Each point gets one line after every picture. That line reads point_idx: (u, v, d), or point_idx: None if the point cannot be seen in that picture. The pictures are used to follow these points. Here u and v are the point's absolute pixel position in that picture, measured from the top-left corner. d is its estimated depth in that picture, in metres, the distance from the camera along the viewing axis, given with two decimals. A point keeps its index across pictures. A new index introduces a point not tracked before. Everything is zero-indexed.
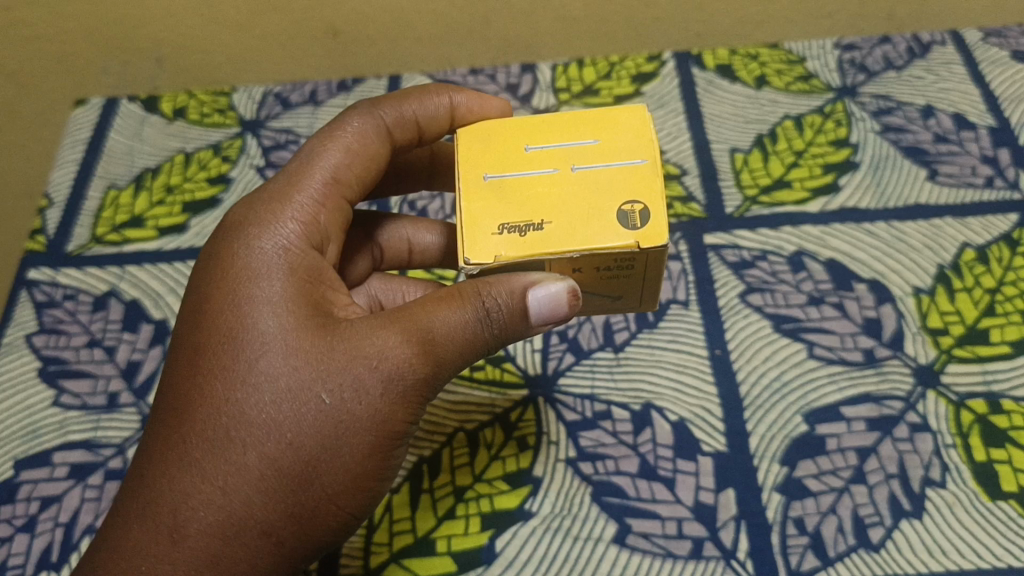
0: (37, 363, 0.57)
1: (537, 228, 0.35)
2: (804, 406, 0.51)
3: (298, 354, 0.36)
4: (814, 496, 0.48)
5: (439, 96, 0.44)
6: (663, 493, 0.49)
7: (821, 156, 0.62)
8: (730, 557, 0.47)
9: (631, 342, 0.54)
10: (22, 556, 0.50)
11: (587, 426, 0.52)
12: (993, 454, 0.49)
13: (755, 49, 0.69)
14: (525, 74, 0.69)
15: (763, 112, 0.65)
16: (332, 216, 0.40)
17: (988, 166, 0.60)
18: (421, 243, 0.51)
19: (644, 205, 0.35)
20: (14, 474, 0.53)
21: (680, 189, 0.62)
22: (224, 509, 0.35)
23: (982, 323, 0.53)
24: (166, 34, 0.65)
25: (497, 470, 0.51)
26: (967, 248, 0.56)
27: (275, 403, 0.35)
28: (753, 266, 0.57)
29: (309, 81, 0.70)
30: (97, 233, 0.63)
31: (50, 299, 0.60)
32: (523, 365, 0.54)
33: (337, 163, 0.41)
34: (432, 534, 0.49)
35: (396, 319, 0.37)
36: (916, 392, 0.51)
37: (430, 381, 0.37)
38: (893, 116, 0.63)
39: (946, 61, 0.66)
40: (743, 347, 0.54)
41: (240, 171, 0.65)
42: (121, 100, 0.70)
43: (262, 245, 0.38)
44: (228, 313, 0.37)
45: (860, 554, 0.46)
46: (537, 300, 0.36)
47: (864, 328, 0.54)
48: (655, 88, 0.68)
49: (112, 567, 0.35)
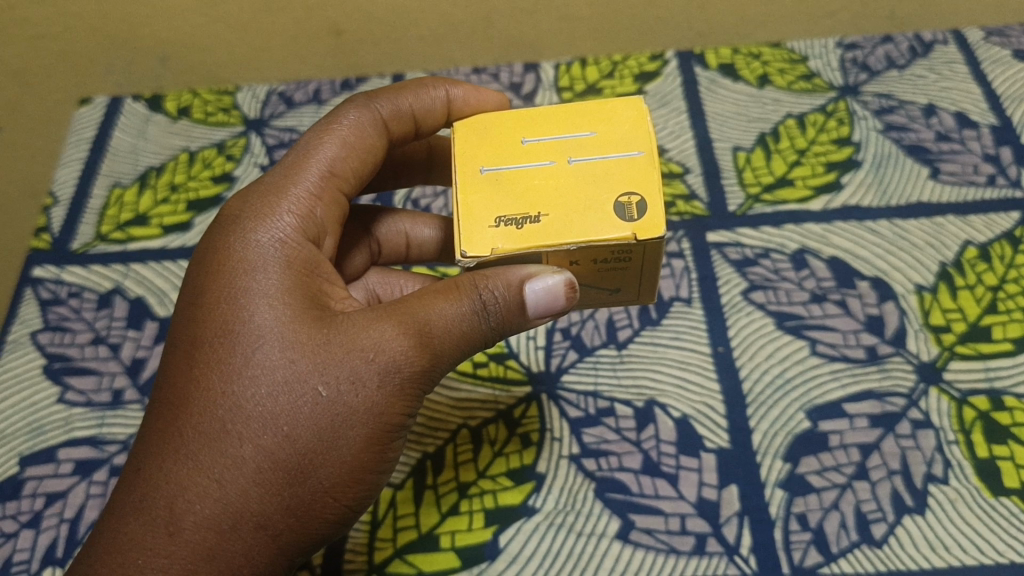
0: (42, 360, 0.57)
1: (534, 220, 0.35)
2: (806, 403, 0.51)
3: (295, 347, 0.36)
4: (817, 492, 0.48)
5: (435, 89, 0.45)
6: (666, 489, 0.49)
7: (823, 154, 0.62)
8: (733, 553, 0.47)
9: (634, 339, 0.54)
10: (27, 551, 0.50)
11: (591, 423, 0.52)
12: (995, 451, 0.49)
13: (757, 49, 0.69)
14: (529, 74, 0.69)
15: (765, 111, 0.65)
16: (328, 209, 0.40)
17: (990, 164, 0.60)
18: (419, 237, 0.51)
19: (641, 197, 0.36)
20: (19, 471, 0.53)
21: (682, 188, 0.62)
22: (222, 501, 0.35)
23: (984, 320, 0.53)
24: (170, 34, 0.65)
25: (500, 466, 0.51)
26: (969, 246, 0.56)
27: (272, 395, 0.36)
28: (756, 263, 0.57)
29: (313, 80, 0.70)
30: (102, 231, 0.63)
31: (55, 296, 0.60)
32: (526, 362, 0.54)
33: (334, 156, 0.41)
34: (436, 530, 0.49)
35: (394, 312, 0.37)
36: (919, 389, 0.51)
37: (427, 373, 0.37)
38: (895, 114, 0.63)
39: (949, 60, 0.66)
40: (745, 344, 0.54)
41: (244, 170, 0.65)
42: (126, 100, 0.71)
43: (258, 238, 0.38)
44: (224, 306, 0.37)
45: (863, 549, 0.46)
46: (534, 292, 0.36)
47: (867, 325, 0.54)
48: (657, 86, 0.68)
49: (108, 561, 0.35)
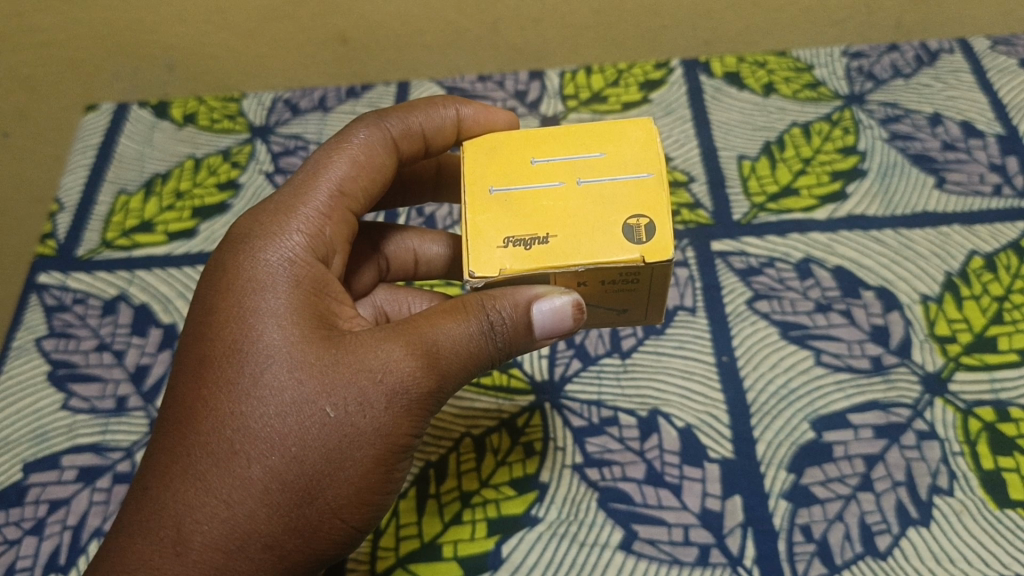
0: (47, 367, 0.57)
1: (542, 241, 0.36)
2: (810, 413, 0.51)
3: (303, 367, 0.36)
4: (822, 503, 0.48)
5: (445, 108, 0.45)
6: (669, 499, 0.49)
7: (829, 163, 0.62)
8: (736, 564, 0.47)
9: (638, 349, 0.54)
10: (31, 558, 0.50)
11: (594, 432, 0.52)
12: (1001, 463, 0.48)
13: (762, 57, 0.69)
14: (534, 81, 0.70)
15: (771, 119, 0.65)
16: (337, 228, 0.41)
17: (996, 174, 0.60)
18: (426, 254, 0.51)
19: (649, 218, 0.36)
20: (23, 477, 0.53)
21: (687, 197, 0.62)
22: (230, 522, 0.35)
23: (990, 331, 0.53)
24: (176, 42, 0.65)
25: (503, 476, 0.51)
26: (975, 256, 0.56)
27: (280, 415, 0.36)
28: (760, 272, 0.57)
29: (318, 88, 0.70)
30: (107, 237, 0.63)
31: (60, 303, 0.60)
32: (529, 371, 0.54)
33: (344, 175, 0.41)
34: (438, 539, 0.49)
35: (402, 332, 0.37)
36: (924, 400, 0.51)
37: (434, 394, 0.37)
38: (900, 124, 0.63)
39: (955, 69, 0.66)
40: (749, 354, 0.54)
41: (250, 177, 0.66)
42: (132, 106, 0.71)
43: (267, 257, 0.38)
44: (233, 325, 0.37)
45: (867, 561, 0.46)
46: (541, 313, 0.36)
47: (872, 335, 0.54)
48: (662, 95, 0.68)
49: None
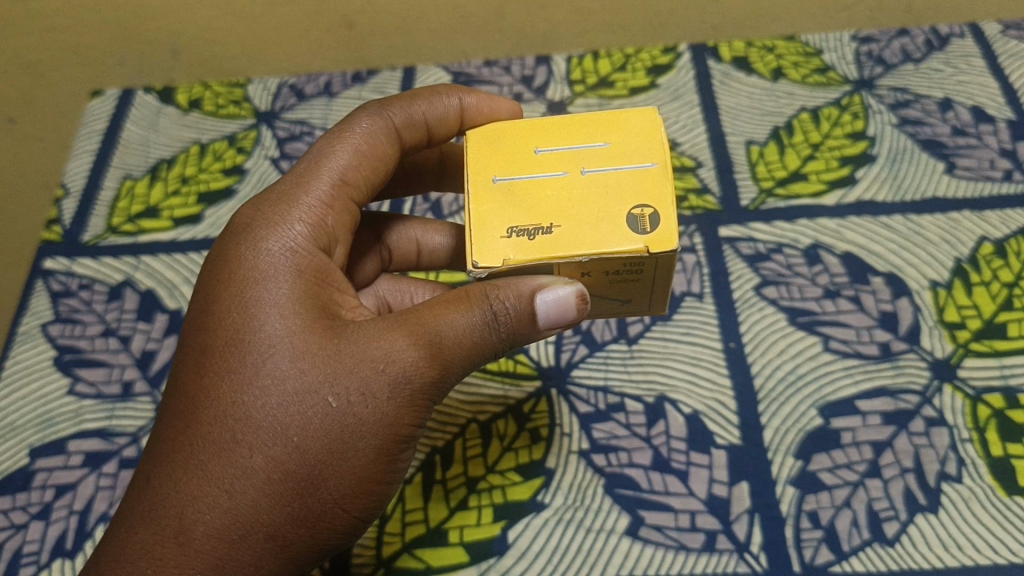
0: (53, 352, 0.57)
1: (546, 232, 0.35)
2: (818, 399, 0.51)
3: (305, 357, 0.36)
4: (829, 490, 0.48)
5: (448, 97, 0.44)
6: (676, 485, 0.49)
7: (838, 148, 0.61)
8: (743, 550, 0.47)
9: (644, 335, 0.54)
10: (37, 543, 0.50)
11: (600, 419, 0.51)
12: (1009, 449, 0.48)
13: (771, 41, 0.68)
14: (540, 66, 0.69)
15: (779, 104, 0.64)
16: (339, 217, 0.40)
17: (1007, 159, 0.59)
18: (429, 245, 0.51)
19: (654, 209, 0.35)
20: (29, 462, 0.53)
21: (694, 182, 0.61)
22: (231, 511, 0.35)
23: (1000, 318, 0.52)
24: (181, 27, 0.65)
25: (509, 462, 0.51)
26: (985, 242, 0.56)
27: (281, 405, 0.35)
28: (768, 258, 0.57)
29: (324, 73, 0.70)
30: (112, 223, 0.63)
31: (66, 289, 0.60)
32: (535, 357, 0.54)
33: (346, 164, 0.41)
34: (443, 525, 0.49)
35: (404, 322, 0.37)
36: (932, 386, 0.50)
37: (437, 384, 0.37)
38: (910, 108, 0.63)
39: (965, 53, 0.65)
40: (757, 340, 0.53)
41: (255, 163, 0.65)
42: (137, 91, 0.71)
43: (270, 247, 0.38)
44: (235, 315, 0.37)
45: (874, 548, 0.46)
46: (544, 303, 0.36)
47: (880, 321, 0.53)
48: (670, 80, 0.67)
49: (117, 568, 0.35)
